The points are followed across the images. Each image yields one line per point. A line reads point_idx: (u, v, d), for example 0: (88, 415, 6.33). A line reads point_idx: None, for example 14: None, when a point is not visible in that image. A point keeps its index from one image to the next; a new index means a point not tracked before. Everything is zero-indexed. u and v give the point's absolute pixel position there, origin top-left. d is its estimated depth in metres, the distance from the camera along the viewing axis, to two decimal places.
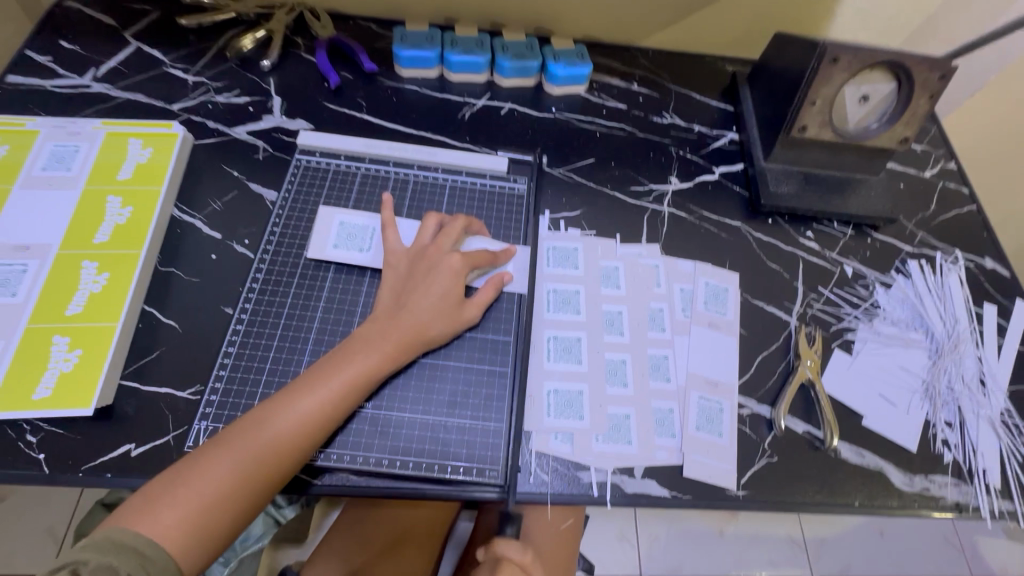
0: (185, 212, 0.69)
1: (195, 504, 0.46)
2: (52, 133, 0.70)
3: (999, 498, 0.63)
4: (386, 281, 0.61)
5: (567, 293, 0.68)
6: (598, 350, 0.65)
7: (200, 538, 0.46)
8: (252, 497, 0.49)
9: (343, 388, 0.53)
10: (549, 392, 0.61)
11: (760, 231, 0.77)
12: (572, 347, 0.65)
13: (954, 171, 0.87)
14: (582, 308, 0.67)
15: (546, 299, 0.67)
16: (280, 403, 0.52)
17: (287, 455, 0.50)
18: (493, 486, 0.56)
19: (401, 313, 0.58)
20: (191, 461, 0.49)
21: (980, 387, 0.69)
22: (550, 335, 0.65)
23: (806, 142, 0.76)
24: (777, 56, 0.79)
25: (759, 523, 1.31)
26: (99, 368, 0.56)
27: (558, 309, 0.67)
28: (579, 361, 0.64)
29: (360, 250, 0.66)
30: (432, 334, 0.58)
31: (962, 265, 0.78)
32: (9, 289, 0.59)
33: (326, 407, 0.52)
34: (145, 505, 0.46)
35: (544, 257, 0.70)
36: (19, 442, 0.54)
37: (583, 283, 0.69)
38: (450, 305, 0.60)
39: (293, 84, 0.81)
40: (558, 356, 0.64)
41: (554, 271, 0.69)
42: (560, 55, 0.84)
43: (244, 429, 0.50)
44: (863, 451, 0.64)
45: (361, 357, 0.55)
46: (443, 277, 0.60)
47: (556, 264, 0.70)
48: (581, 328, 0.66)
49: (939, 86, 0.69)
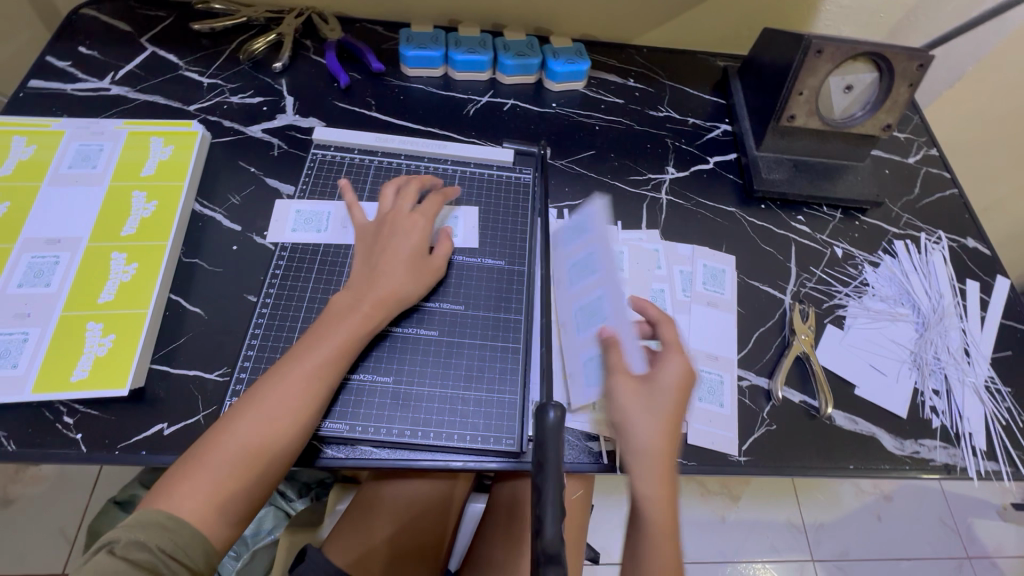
0: (205, 206, 0.72)
1: (219, 482, 0.48)
2: (77, 133, 0.73)
3: (984, 460, 0.67)
4: (361, 249, 0.63)
5: (586, 255, 0.65)
6: (619, 301, 0.59)
7: (227, 512, 0.48)
8: (271, 470, 0.51)
9: (334, 354, 0.55)
10: (586, 362, 0.62)
11: (754, 216, 0.81)
12: (596, 308, 0.61)
13: (936, 157, 0.92)
14: (599, 263, 0.62)
15: (568, 273, 0.67)
16: (274, 379, 0.53)
17: (294, 423, 0.52)
18: (510, 454, 0.59)
19: (375, 279, 0.59)
20: (201, 447, 0.50)
21: (964, 356, 0.73)
22: (575, 306, 0.65)
23: (795, 130, 0.80)
24: (765, 51, 0.83)
25: (759, 508, 1.34)
26: (132, 352, 0.59)
27: (579, 278, 0.65)
28: (603, 320, 0.60)
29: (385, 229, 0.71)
30: (405, 293, 0.60)
31: (945, 244, 0.83)
32: (43, 279, 0.62)
33: (322, 373, 0.54)
34: (170, 487, 0.48)
35: (562, 236, 0.69)
36: (57, 423, 0.57)
37: (597, 239, 0.63)
38: (418, 262, 0.62)
39: (304, 85, 0.84)
40: (585, 322, 0.63)
41: (570, 244, 0.68)
42: (559, 53, 0.87)
43: (249, 405, 0.52)
44: (856, 418, 0.67)
45: (344, 325, 0.57)
46: (409, 236, 0.63)
47: (575, 232, 0.67)
48: (599, 285, 0.61)
49: (918, 75, 0.73)
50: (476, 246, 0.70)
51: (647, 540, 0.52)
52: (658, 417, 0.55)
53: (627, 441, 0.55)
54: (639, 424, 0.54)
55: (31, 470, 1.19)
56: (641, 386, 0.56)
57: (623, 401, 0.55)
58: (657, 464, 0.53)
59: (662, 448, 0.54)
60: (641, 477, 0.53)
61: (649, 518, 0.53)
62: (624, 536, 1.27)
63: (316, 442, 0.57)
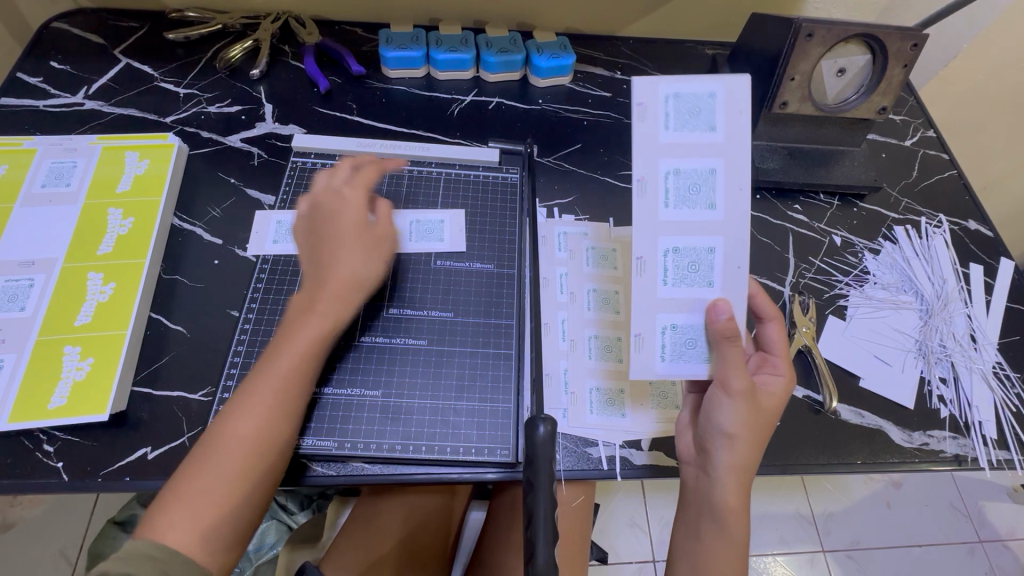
0: (185, 220, 0.70)
1: (204, 508, 0.46)
2: (49, 151, 0.71)
3: (995, 449, 0.65)
4: (315, 239, 0.58)
5: (698, 177, 0.49)
6: (738, 266, 0.50)
7: (217, 540, 0.46)
8: (257, 490, 0.49)
9: (298, 359, 0.52)
10: (664, 330, 0.52)
11: (749, 207, 0.79)
12: (700, 262, 0.50)
13: (934, 138, 0.89)
14: (718, 199, 0.49)
15: (665, 189, 0.49)
16: (242, 395, 0.51)
17: (272, 440, 0.50)
18: (505, 464, 0.57)
19: (329, 270, 0.56)
20: (183, 471, 0.48)
21: (971, 342, 0.71)
22: (667, 246, 0.50)
23: (788, 117, 0.78)
24: (754, 37, 0.81)
25: (768, 500, 1.32)
26: (111, 375, 0.57)
27: (681, 201, 0.49)
28: (709, 283, 0.51)
29: (416, 221, 0.69)
30: (361, 278, 0.57)
31: (946, 228, 0.80)
32: (18, 303, 0.60)
33: (289, 380, 0.52)
34: (157, 514, 0.46)
35: (661, 114, 0.48)
36: (36, 452, 0.55)
37: (722, 157, 0.49)
38: (364, 237, 0.59)
39: (283, 91, 0.82)
40: (682, 278, 0.51)
41: (676, 141, 0.49)
42: (543, 47, 0.85)
43: (221, 431, 0.49)
44: (861, 411, 0.66)
45: (307, 325, 0.54)
46: (346, 210, 0.59)
47: (682, 128, 0.49)
48: (714, 234, 0.50)
49: (912, 55, 0.71)
50: (464, 250, 0.69)
51: (726, 549, 0.53)
52: (760, 434, 0.53)
53: (728, 456, 0.52)
54: (749, 439, 0.52)
55: (27, 494, 1.17)
56: (756, 402, 0.53)
57: (743, 411, 0.52)
58: (750, 474, 0.53)
59: (752, 464, 0.53)
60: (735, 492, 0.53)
61: (729, 527, 0.53)
62: (632, 535, 1.25)
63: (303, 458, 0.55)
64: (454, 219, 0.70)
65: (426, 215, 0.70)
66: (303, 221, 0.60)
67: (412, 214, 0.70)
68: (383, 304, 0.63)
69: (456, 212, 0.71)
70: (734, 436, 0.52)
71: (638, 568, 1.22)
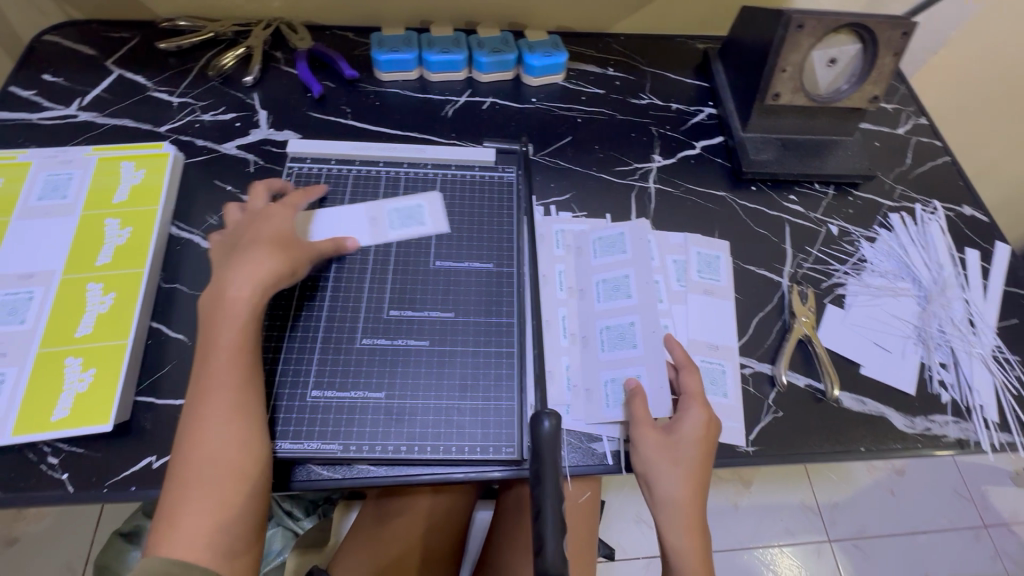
0: (183, 229, 0.70)
1: (207, 520, 0.46)
2: (45, 163, 0.71)
3: (997, 432, 0.65)
4: (230, 247, 0.59)
5: (618, 280, 0.68)
6: (654, 330, 0.64)
7: (232, 545, 0.47)
8: (255, 494, 0.49)
9: (230, 355, 0.52)
10: (607, 383, 0.62)
11: (745, 199, 0.80)
12: (626, 333, 0.65)
13: (926, 126, 0.90)
14: (634, 291, 0.67)
15: (596, 290, 0.68)
16: (192, 415, 0.49)
17: (249, 446, 0.50)
18: (511, 462, 0.57)
19: (241, 263, 0.55)
20: (173, 487, 0.47)
21: (969, 327, 0.72)
22: (601, 325, 0.66)
23: (781, 109, 0.78)
24: (744, 30, 0.81)
25: (773, 492, 1.33)
26: (113, 385, 0.57)
27: (609, 297, 0.67)
28: (634, 346, 0.64)
29: (395, 208, 0.71)
30: (266, 271, 0.55)
31: (942, 214, 0.81)
32: (18, 316, 0.60)
33: (234, 387, 0.51)
34: (164, 530, 0.46)
35: (591, 248, 0.71)
36: (41, 465, 0.55)
37: (632, 266, 0.69)
38: (281, 234, 0.59)
39: (277, 97, 0.82)
40: (613, 344, 0.64)
41: (604, 262, 0.69)
42: (535, 46, 0.85)
43: (192, 450, 0.48)
44: (863, 398, 0.66)
45: (225, 322, 0.53)
46: (268, 220, 0.60)
47: (605, 254, 0.70)
48: (633, 312, 0.66)
49: (903, 44, 0.72)
50: (463, 250, 0.69)
51: None
52: (683, 471, 0.56)
53: (653, 495, 0.58)
54: (663, 474, 0.57)
55: (32, 509, 1.17)
56: (665, 437, 0.57)
57: (649, 450, 0.57)
58: (688, 509, 0.56)
59: (684, 499, 0.56)
60: (671, 531, 0.57)
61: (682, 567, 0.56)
62: (638, 530, 1.25)
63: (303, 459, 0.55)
64: (431, 200, 0.72)
65: (403, 201, 0.71)
66: (221, 234, 0.62)
67: (390, 201, 0.71)
68: (383, 306, 0.64)
69: (433, 194, 0.72)
70: (646, 474, 0.58)
71: (646, 564, 1.22)
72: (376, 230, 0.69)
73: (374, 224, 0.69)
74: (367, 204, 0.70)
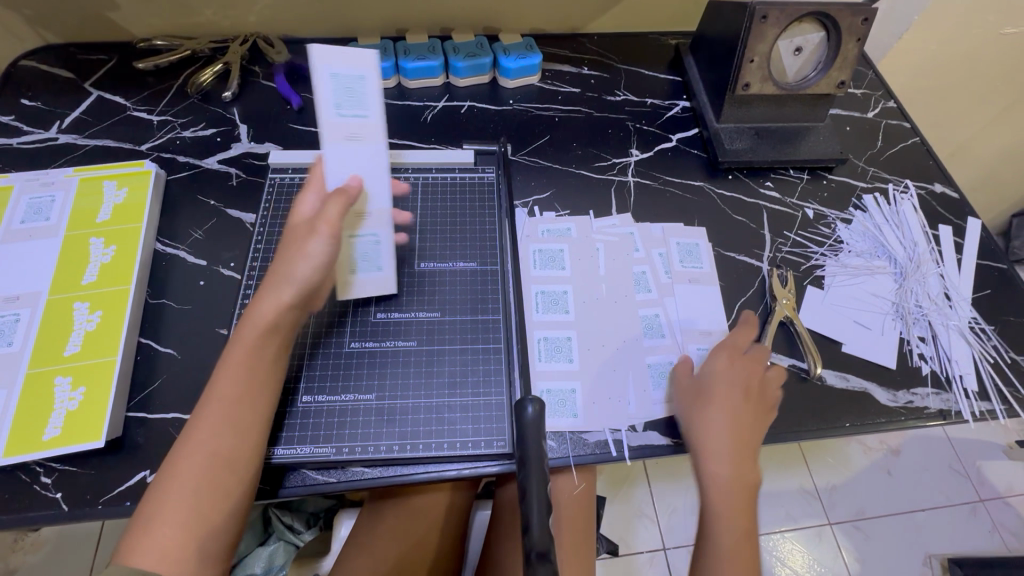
0: (168, 244, 0.71)
1: (183, 532, 0.45)
2: (26, 186, 0.71)
3: (977, 400, 0.67)
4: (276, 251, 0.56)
5: (557, 294, 0.69)
6: (600, 344, 0.66)
7: (207, 558, 0.46)
8: (238, 505, 0.49)
9: (237, 369, 0.51)
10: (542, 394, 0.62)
11: (722, 188, 0.81)
12: (563, 346, 0.66)
13: (894, 109, 0.92)
14: (571, 307, 0.68)
15: (534, 300, 0.68)
16: (192, 423, 0.49)
17: (238, 461, 0.49)
18: (504, 456, 0.58)
19: (269, 277, 0.54)
20: (156, 493, 0.47)
21: (945, 300, 0.74)
22: (539, 336, 0.66)
23: (751, 98, 0.80)
24: (712, 24, 0.83)
25: (772, 479, 1.34)
26: (104, 401, 0.57)
27: (547, 310, 0.68)
28: (569, 360, 0.65)
29: (334, 101, 0.50)
30: (289, 278, 0.52)
31: (913, 192, 0.83)
32: (5, 338, 0.60)
33: (237, 400, 0.50)
34: (137, 538, 0.45)
35: (530, 260, 0.71)
36: (34, 485, 0.55)
37: (571, 282, 0.70)
38: (299, 233, 0.53)
39: (257, 111, 0.83)
40: (549, 356, 0.65)
41: (543, 275, 0.70)
42: (510, 49, 0.87)
43: (182, 459, 0.48)
44: (846, 375, 0.67)
45: (245, 332, 0.52)
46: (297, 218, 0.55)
47: (544, 268, 0.71)
48: (571, 327, 0.67)
49: (864, 30, 0.74)
50: (450, 252, 0.70)
51: (716, 522, 0.56)
52: (717, 405, 0.59)
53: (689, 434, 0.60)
54: (698, 410, 0.60)
55: (31, 537, 1.16)
56: (693, 384, 0.62)
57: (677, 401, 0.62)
58: (721, 449, 0.58)
59: (722, 429, 0.58)
60: (702, 462, 0.58)
61: (719, 497, 0.57)
62: (640, 524, 1.26)
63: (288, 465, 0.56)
64: (321, 53, 0.49)
65: (322, 92, 0.50)
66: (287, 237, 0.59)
67: (325, 111, 0.50)
68: (370, 309, 0.64)
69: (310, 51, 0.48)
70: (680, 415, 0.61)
71: (649, 557, 1.22)
72: (368, 130, 0.53)
73: (364, 133, 0.52)
74: (326, 138, 0.51)
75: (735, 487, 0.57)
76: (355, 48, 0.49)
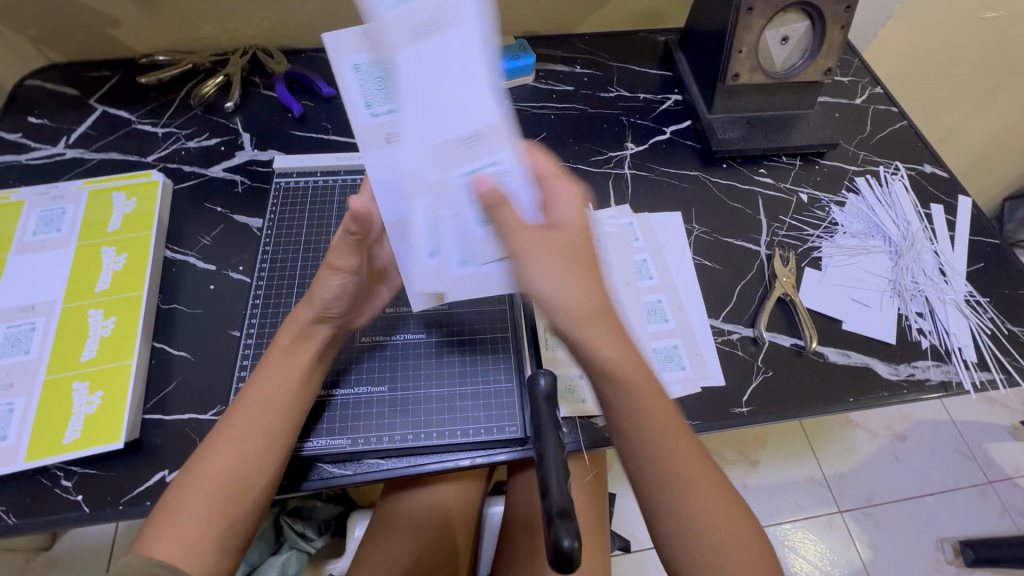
0: (177, 251, 0.72)
1: (204, 523, 0.46)
2: (37, 200, 0.72)
3: (977, 371, 0.68)
4: None
5: None
6: None
7: (225, 548, 0.47)
8: (258, 498, 0.49)
9: (275, 373, 0.53)
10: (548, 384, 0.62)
11: (716, 176, 0.83)
12: None
13: (881, 94, 0.94)
14: None
15: None
16: (224, 419, 0.51)
17: (259, 456, 0.50)
18: (516, 441, 0.59)
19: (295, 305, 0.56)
20: (182, 485, 0.48)
21: (941, 276, 0.75)
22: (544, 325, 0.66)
23: (740, 88, 0.82)
24: (700, 18, 0.85)
25: (780, 468, 1.35)
26: (121, 403, 0.59)
27: None
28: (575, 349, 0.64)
29: (365, 99, 0.44)
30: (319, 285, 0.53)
31: (904, 173, 0.85)
32: (22, 346, 0.62)
33: (264, 398, 0.52)
34: (158, 527, 0.46)
35: None
36: (55, 488, 0.56)
37: None
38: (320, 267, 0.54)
39: (259, 120, 0.85)
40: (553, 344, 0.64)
41: None
42: (504, 50, 0.89)
43: (210, 453, 0.49)
44: (848, 352, 0.69)
45: (282, 338, 0.55)
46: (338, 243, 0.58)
47: None
48: None
49: (848, 17, 0.76)
50: None
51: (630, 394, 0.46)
52: (573, 262, 0.44)
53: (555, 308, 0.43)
54: (561, 273, 0.43)
55: (43, 556, 1.16)
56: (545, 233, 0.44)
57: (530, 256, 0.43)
58: (602, 323, 0.44)
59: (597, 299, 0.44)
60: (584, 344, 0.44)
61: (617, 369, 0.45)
62: None
63: (304, 460, 0.57)
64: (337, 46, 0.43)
65: (348, 91, 0.44)
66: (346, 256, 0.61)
67: (356, 112, 0.44)
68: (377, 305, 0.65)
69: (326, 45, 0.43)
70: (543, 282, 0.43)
71: None
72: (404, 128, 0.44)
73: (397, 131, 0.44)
74: (361, 144, 0.45)
75: (625, 362, 0.45)
76: (363, 27, 0.41)
